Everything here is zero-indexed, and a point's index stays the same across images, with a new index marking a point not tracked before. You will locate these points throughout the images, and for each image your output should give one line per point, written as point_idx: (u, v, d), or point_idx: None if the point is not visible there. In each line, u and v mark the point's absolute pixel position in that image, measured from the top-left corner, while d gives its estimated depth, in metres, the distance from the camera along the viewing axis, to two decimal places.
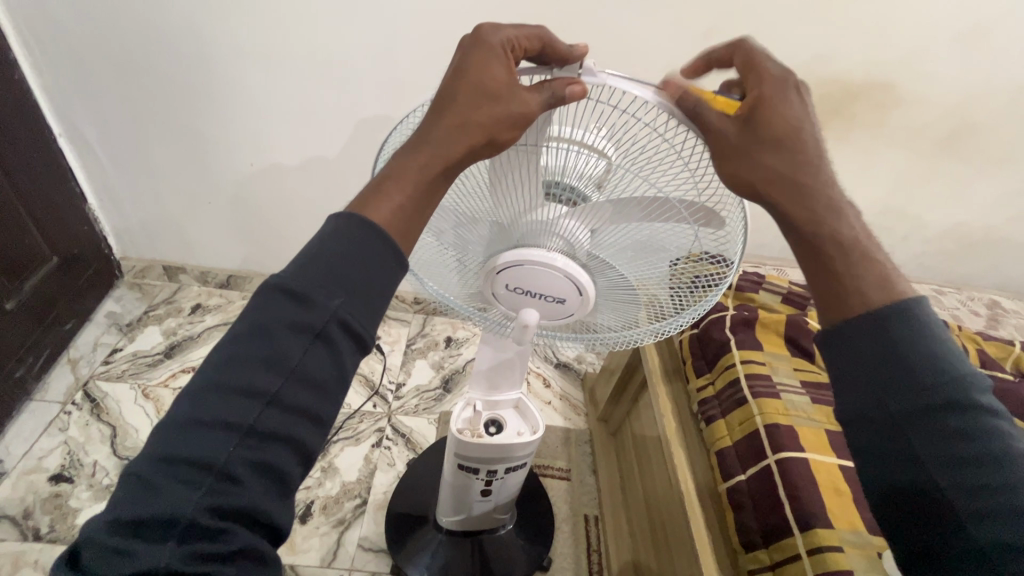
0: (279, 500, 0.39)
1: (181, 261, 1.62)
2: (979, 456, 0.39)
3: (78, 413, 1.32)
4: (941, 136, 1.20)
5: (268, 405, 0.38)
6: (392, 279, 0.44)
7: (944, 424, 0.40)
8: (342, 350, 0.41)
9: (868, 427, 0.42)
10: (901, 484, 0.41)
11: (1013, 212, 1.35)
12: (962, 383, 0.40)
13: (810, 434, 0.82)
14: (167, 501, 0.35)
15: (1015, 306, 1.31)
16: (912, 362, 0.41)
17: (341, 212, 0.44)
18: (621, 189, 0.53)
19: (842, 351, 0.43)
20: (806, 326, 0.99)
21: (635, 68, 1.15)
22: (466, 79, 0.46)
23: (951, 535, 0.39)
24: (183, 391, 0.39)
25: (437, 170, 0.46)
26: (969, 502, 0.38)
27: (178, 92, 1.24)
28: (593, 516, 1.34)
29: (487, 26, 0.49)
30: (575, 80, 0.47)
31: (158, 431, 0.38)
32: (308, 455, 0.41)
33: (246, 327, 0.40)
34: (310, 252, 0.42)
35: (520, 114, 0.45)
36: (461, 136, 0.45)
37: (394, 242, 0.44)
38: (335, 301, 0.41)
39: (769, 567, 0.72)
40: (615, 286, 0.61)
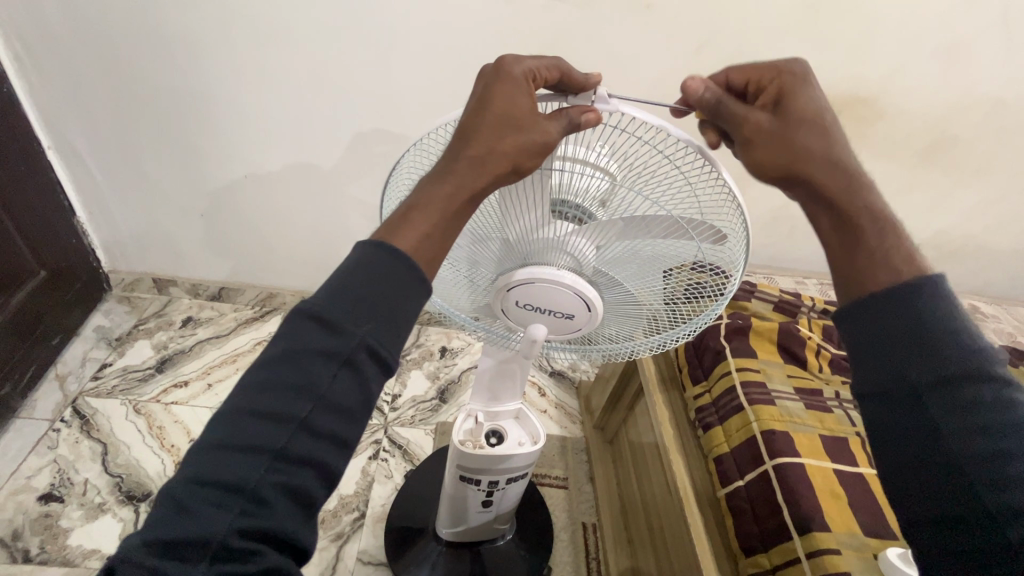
0: (304, 522, 0.40)
1: (172, 273, 1.60)
2: (992, 425, 0.41)
3: (67, 430, 1.29)
4: (919, 148, 1.25)
5: (297, 430, 0.39)
6: (416, 305, 0.44)
7: (963, 394, 0.41)
8: (369, 376, 0.42)
9: (884, 398, 0.44)
10: (917, 453, 0.42)
11: (988, 220, 1.40)
12: (983, 355, 0.42)
13: (806, 439, 0.84)
14: (200, 525, 0.35)
15: (993, 310, 1.36)
16: (933, 337, 0.43)
17: (367, 241, 0.45)
18: (625, 208, 0.55)
19: (859, 331, 0.45)
20: (798, 332, 1.02)
21: (627, 83, 1.17)
22: (492, 109, 0.48)
23: (962, 502, 0.40)
24: (214, 418, 0.40)
25: (461, 200, 0.47)
26: (983, 469, 0.40)
27: (172, 105, 1.24)
28: (591, 523, 1.35)
29: (508, 56, 0.51)
30: (590, 107, 0.50)
31: (191, 456, 0.38)
32: (333, 480, 0.41)
33: (276, 352, 0.40)
34: (338, 281, 0.43)
35: (542, 143, 0.47)
36: (485, 166, 0.46)
37: (419, 269, 0.44)
38: (363, 328, 0.41)
39: (769, 571, 0.74)
40: (618, 301, 0.63)
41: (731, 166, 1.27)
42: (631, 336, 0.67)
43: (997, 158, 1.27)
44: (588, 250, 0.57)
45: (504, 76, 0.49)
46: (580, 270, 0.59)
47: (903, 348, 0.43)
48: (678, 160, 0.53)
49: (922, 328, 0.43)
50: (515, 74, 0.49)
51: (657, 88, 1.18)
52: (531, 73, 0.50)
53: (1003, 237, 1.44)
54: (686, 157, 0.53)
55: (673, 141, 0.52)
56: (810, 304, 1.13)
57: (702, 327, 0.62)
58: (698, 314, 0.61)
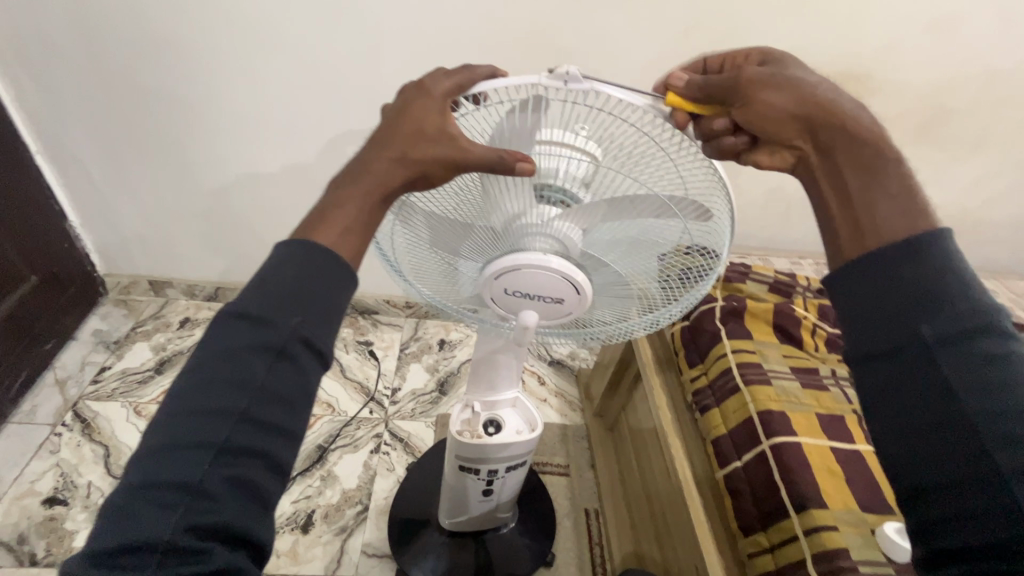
0: (260, 516, 0.39)
1: (167, 275, 1.60)
2: (1004, 379, 0.39)
3: (69, 434, 1.30)
4: (915, 124, 1.24)
5: (239, 423, 0.38)
6: (345, 293, 0.45)
7: (975, 348, 0.40)
8: (305, 364, 0.42)
9: (886, 364, 0.42)
10: (926, 418, 0.40)
11: (985, 195, 1.39)
12: (989, 309, 0.41)
13: (802, 418, 0.84)
14: (145, 527, 0.35)
15: (990, 285, 1.35)
16: (937, 293, 0.42)
17: (288, 239, 0.45)
18: (608, 187, 0.54)
19: (864, 288, 0.44)
20: (794, 313, 1.02)
21: (617, 68, 1.16)
22: (411, 119, 0.48)
23: (970, 460, 0.38)
24: (152, 421, 0.40)
25: (377, 197, 0.47)
26: (995, 428, 0.38)
27: (158, 106, 1.23)
28: (593, 509, 1.36)
29: (429, 75, 0.51)
30: (524, 155, 0.47)
31: (136, 461, 0.38)
32: (285, 471, 0.40)
33: (207, 354, 0.40)
34: (262, 279, 0.43)
35: (457, 154, 0.47)
36: (402, 169, 0.47)
37: (344, 261, 0.45)
38: (293, 318, 0.41)
39: (767, 550, 0.74)
40: (609, 284, 0.62)
41: None
42: (626, 319, 0.67)
43: (993, 132, 1.26)
44: (577, 234, 0.56)
45: (424, 96, 0.49)
46: (569, 256, 0.59)
47: (907, 304, 0.42)
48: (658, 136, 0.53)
49: (933, 287, 0.42)
50: (433, 92, 0.50)
51: (648, 70, 1.16)
52: (452, 90, 0.51)
53: (1000, 211, 1.44)
54: (671, 136, 0.53)
55: (657, 119, 0.52)
56: (806, 284, 1.13)
57: (694, 303, 0.62)
58: (690, 292, 0.61)
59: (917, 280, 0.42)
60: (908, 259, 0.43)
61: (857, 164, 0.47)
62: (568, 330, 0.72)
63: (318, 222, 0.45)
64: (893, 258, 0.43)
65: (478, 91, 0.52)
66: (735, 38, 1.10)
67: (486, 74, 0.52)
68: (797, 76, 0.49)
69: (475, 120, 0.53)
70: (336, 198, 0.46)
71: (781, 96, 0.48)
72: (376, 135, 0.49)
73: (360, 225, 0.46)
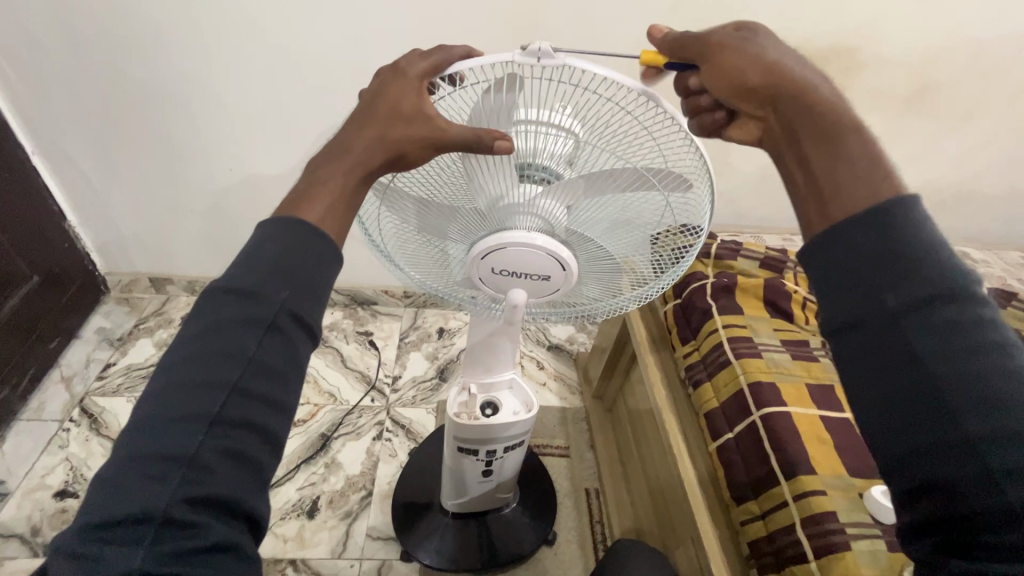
0: (255, 488, 0.40)
1: (167, 271, 1.62)
2: (974, 344, 0.38)
3: (77, 429, 1.32)
4: (905, 96, 1.24)
5: (232, 394, 0.40)
6: (330, 271, 0.46)
7: (940, 315, 0.39)
8: (295, 339, 0.43)
9: (860, 333, 0.41)
10: (898, 386, 0.39)
11: (978, 166, 1.39)
12: (957, 273, 0.40)
13: (792, 389, 0.85)
14: (141, 499, 0.36)
15: (984, 255, 1.36)
16: (907, 259, 0.41)
17: (273, 218, 0.46)
18: (590, 163, 0.56)
19: (835, 259, 0.43)
20: (784, 288, 1.02)
21: (604, 49, 1.16)
22: (388, 101, 0.49)
23: (943, 427, 0.38)
24: (143, 397, 0.41)
25: (358, 177, 0.48)
26: (968, 394, 0.37)
27: (149, 103, 1.23)
28: (594, 489, 1.38)
29: (406, 57, 0.52)
30: (502, 134, 0.48)
31: (129, 435, 0.39)
32: (276, 442, 0.42)
33: (199, 329, 0.42)
34: (248, 257, 0.44)
35: (435, 133, 0.48)
36: (381, 149, 0.48)
37: (329, 239, 0.46)
38: (281, 294, 0.43)
39: (759, 517, 0.76)
40: (595, 259, 0.63)
41: None
42: (616, 295, 0.68)
43: (983, 102, 1.26)
44: (560, 211, 0.57)
45: (400, 76, 0.50)
46: (554, 233, 0.60)
47: (873, 273, 0.41)
48: (638, 111, 0.54)
49: (901, 254, 0.41)
50: (409, 72, 0.50)
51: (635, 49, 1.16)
52: (428, 70, 0.51)
53: (994, 182, 1.43)
54: (646, 110, 0.54)
55: (634, 96, 0.53)
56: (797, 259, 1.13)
57: (681, 274, 0.63)
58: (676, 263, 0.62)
59: (900, 224, 0.42)
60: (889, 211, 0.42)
61: (821, 139, 0.47)
62: (559, 309, 0.73)
63: (302, 203, 0.47)
64: (861, 228, 0.43)
65: (455, 70, 0.52)
66: (721, 16, 1.10)
67: (462, 53, 0.52)
68: (767, 48, 0.51)
69: (453, 101, 0.56)
70: (318, 180, 0.47)
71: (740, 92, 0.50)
72: (357, 117, 0.50)
73: (343, 204, 0.47)
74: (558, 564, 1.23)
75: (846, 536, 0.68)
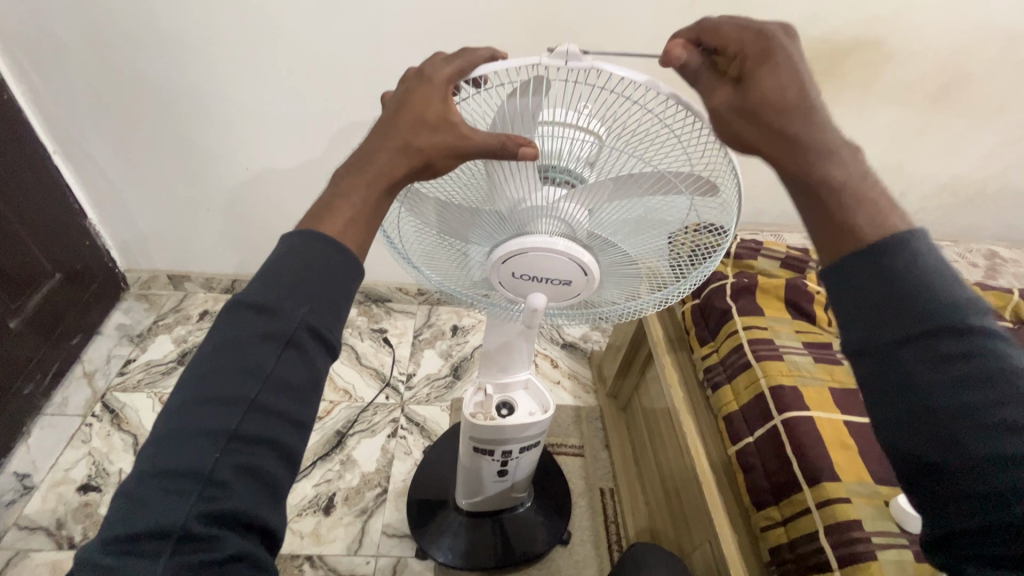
0: (271, 502, 0.40)
1: (185, 269, 1.64)
2: (979, 375, 0.37)
3: (99, 424, 1.35)
4: (931, 91, 1.20)
5: (249, 411, 0.40)
6: (351, 284, 0.46)
7: (939, 348, 0.38)
8: (314, 355, 0.43)
9: (863, 361, 0.41)
10: (905, 412, 0.39)
11: (1007, 161, 1.35)
12: (955, 306, 0.39)
13: (816, 393, 0.83)
14: (159, 515, 0.36)
15: (1013, 254, 1.32)
16: (904, 294, 0.40)
17: (294, 229, 0.46)
18: (612, 167, 0.54)
19: (834, 291, 0.43)
20: (807, 288, 0.99)
21: (623, 45, 1.14)
22: (410, 107, 0.48)
23: (949, 454, 0.37)
24: (163, 411, 0.41)
25: (380, 188, 0.47)
26: (973, 424, 0.36)
27: (166, 102, 1.24)
28: (608, 489, 1.37)
29: (430, 61, 0.51)
30: (526, 140, 0.47)
31: (149, 450, 0.39)
32: (294, 457, 0.42)
33: (216, 343, 0.42)
34: (269, 269, 0.44)
35: (456, 143, 0.47)
36: (403, 159, 0.47)
37: (349, 251, 0.45)
38: (300, 309, 0.42)
39: (781, 523, 0.75)
40: (615, 263, 0.62)
41: None
42: (635, 297, 0.67)
43: (1014, 96, 1.22)
44: (581, 214, 0.56)
45: (422, 80, 0.49)
46: (574, 236, 0.58)
47: (869, 308, 0.41)
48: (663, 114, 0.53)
49: (899, 290, 0.40)
50: (432, 76, 0.49)
51: (654, 45, 1.14)
52: (452, 75, 0.50)
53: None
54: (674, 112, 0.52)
55: (657, 98, 0.52)
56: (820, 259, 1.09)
57: (703, 277, 0.61)
58: (699, 265, 0.61)
59: (895, 253, 0.41)
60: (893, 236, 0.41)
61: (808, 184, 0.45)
62: (576, 311, 0.72)
63: (322, 214, 0.46)
64: (861, 261, 0.42)
65: (478, 74, 0.51)
66: (743, 9, 1.08)
67: (486, 55, 0.51)
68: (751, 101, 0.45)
69: (475, 104, 0.55)
70: (339, 191, 0.47)
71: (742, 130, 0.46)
72: (378, 125, 0.49)
73: (364, 216, 0.47)
74: (572, 564, 1.23)
75: (872, 544, 0.66)
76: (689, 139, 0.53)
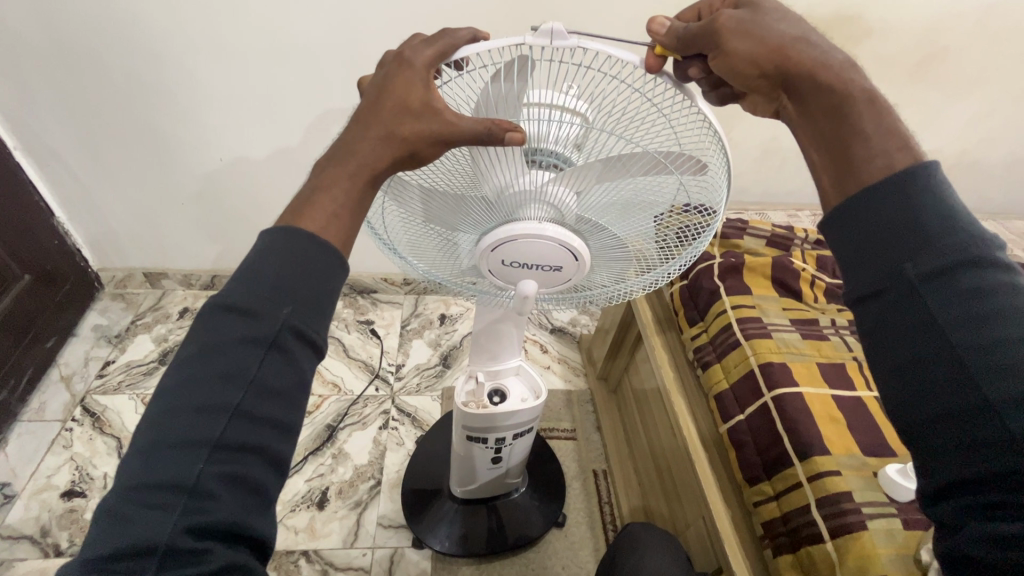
0: (260, 510, 0.39)
1: (161, 266, 1.59)
2: (1000, 311, 0.37)
3: (80, 428, 1.31)
4: (911, 65, 1.21)
5: (232, 418, 0.38)
6: (335, 282, 0.44)
7: (961, 284, 0.38)
8: (299, 356, 0.41)
9: (880, 302, 0.41)
10: (916, 352, 0.39)
11: (983, 134, 1.37)
12: (979, 239, 0.39)
13: (804, 369, 0.84)
14: (143, 530, 0.35)
15: (987, 225, 1.33)
16: (924, 226, 0.40)
17: (273, 226, 0.44)
18: (600, 148, 0.52)
19: (851, 228, 0.43)
20: (793, 266, 0.99)
21: (604, 25, 1.13)
22: (391, 95, 0.46)
23: (959, 398, 0.37)
24: (141, 422, 0.39)
25: (363, 179, 0.45)
26: (987, 364, 0.37)
27: (133, 92, 1.19)
28: (601, 470, 1.38)
29: (410, 45, 0.49)
30: (514, 126, 0.45)
31: (129, 463, 0.38)
32: (283, 463, 0.41)
33: (196, 349, 0.40)
34: (248, 269, 0.42)
35: (441, 131, 0.45)
36: (386, 148, 0.45)
37: (333, 247, 0.44)
38: (283, 310, 0.41)
39: (773, 498, 0.76)
40: (604, 246, 0.61)
41: None
42: (622, 281, 0.67)
43: (989, 69, 1.23)
44: (570, 198, 0.55)
45: (404, 64, 0.47)
46: (564, 221, 0.57)
47: (891, 244, 0.41)
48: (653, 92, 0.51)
49: (921, 223, 0.40)
50: (413, 60, 0.47)
51: (635, 25, 1.13)
52: (434, 59, 0.48)
53: (998, 150, 1.41)
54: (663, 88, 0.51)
55: (642, 74, 0.51)
56: (805, 235, 1.09)
57: (691, 259, 0.61)
58: (686, 247, 0.60)
59: (918, 188, 0.41)
60: (910, 167, 0.42)
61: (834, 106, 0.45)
62: (563, 297, 0.72)
63: (302, 208, 0.44)
64: (879, 197, 0.42)
65: (461, 56, 0.49)
66: None
67: (468, 37, 0.49)
68: (762, 20, 0.46)
69: (458, 88, 0.53)
70: (319, 184, 0.45)
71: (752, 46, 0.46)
72: (358, 114, 0.47)
73: (347, 210, 0.45)
74: (568, 545, 1.24)
75: (862, 515, 0.68)
76: (676, 117, 0.53)
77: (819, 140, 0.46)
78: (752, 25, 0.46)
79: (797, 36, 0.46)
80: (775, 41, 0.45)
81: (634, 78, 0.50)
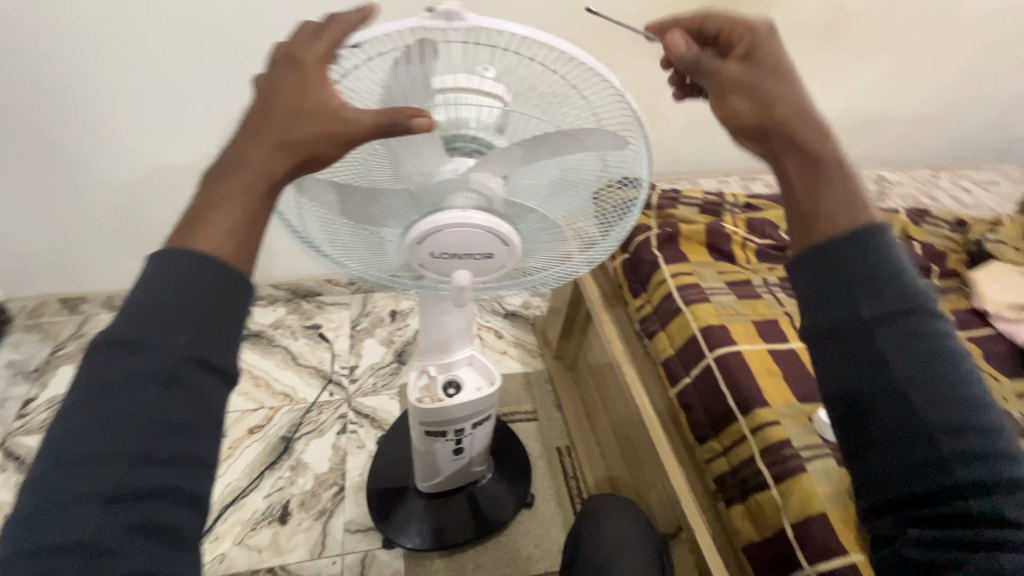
0: (177, 552, 0.37)
1: (79, 290, 1.47)
2: (936, 353, 0.40)
3: (3, 474, 1.21)
4: (819, 29, 1.26)
5: (134, 462, 0.36)
6: (240, 305, 0.41)
7: (907, 328, 0.40)
8: (205, 387, 0.39)
9: (837, 339, 0.41)
10: (867, 385, 0.40)
11: (889, 90, 1.46)
12: (919, 290, 0.42)
13: (741, 328, 0.88)
14: None
15: (897, 176, 1.39)
16: (878, 276, 0.41)
17: (162, 250, 0.41)
18: (521, 129, 0.53)
19: (810, 269, 0.43)
20: (725, 231, 1.03)
21: (526, 4, 1.12)
22: (283, 95, 0.43)
23: (903, 426, 0.39)
24: (27, 480, 0.36)
25: (262, 187, 0.42)
26: (929, 399, 0.39)
27: (20, 102, 1.08)
28: (565, 447, 1.40)
29: (298, 39, 0.46)
30: (420, 111, 0.43)
31: (17, 527, 0.34)
32: (198, 500, 0.38)
33: (85, 394, 0.37)
34: (136, 301, 0.39)
35: (341, 128, 0.43)
36: (283, 152, 0.43)
37: (232, 266, 0.41)
38: (181, 340, 0.38)
39: (722, 453, 0.79)
40: (538, 229, 0.61)
41: (643, 75, 1.25)
42: (563, 263, 0.67)
43: (888, 28, 1.31)
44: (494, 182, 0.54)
45: (293, 62, 0.44)
46: (491, 208, 0.57)
47: (850, 288, 0.41)
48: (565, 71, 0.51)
49: (875, 272, 0.41)
50: (304, 55, 0.44)
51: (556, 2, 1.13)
52: (327, 51, 0.45)
53: (905, 105, 1.50)
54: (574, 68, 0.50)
55: (555, 57, 0.49)
56: (734, 200, 1.13)
57: (626, 230, 0.61)
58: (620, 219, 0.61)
59: (871, 239, 0.42)
60: (868, 230, 0.43)
61: (807, 162, 0.45)
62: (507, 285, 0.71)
63: (197, 225, 0.41)
64: (839, 247, 0.42)
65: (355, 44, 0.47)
66: None
67: (357, 22, 0.47)
68: (765, 77, 0.47)
69: (358, 81, 0.50)
70: (213, 197, 0.42)
71: (745, 102, 0.47)
72: (249, 119, 0.44)
73: (247, 221, 0.42)
74: (538, 524, 1.25)
75: (801, 458, 0.72)
76: (591, 93, 0.52)
77: (783, 187, 0.47)
78: (751, 81, 0.47)
79: (795, 95, 0.47)
80: (771, 100, 0.46)
81: (544, 57, 0.49)
